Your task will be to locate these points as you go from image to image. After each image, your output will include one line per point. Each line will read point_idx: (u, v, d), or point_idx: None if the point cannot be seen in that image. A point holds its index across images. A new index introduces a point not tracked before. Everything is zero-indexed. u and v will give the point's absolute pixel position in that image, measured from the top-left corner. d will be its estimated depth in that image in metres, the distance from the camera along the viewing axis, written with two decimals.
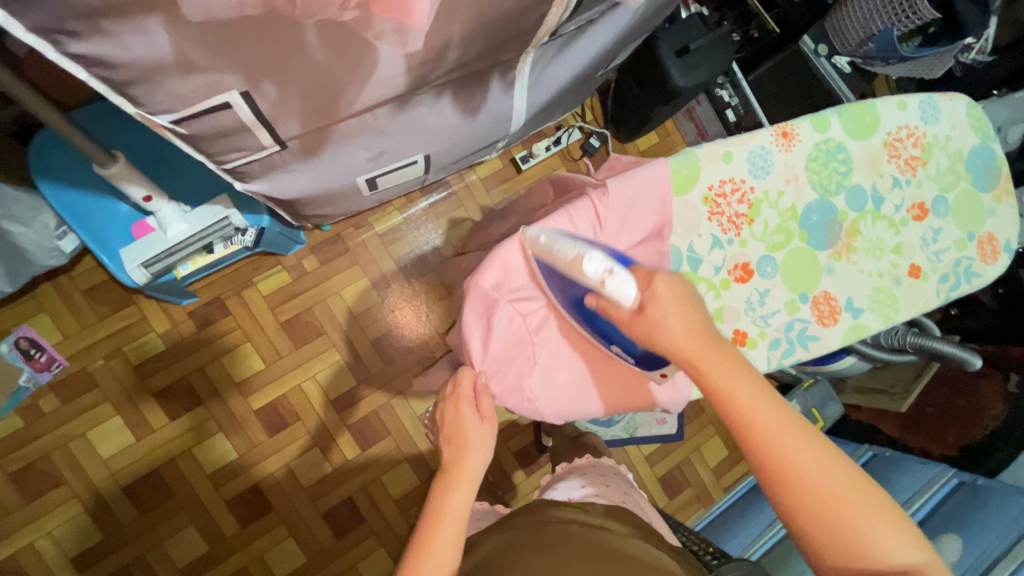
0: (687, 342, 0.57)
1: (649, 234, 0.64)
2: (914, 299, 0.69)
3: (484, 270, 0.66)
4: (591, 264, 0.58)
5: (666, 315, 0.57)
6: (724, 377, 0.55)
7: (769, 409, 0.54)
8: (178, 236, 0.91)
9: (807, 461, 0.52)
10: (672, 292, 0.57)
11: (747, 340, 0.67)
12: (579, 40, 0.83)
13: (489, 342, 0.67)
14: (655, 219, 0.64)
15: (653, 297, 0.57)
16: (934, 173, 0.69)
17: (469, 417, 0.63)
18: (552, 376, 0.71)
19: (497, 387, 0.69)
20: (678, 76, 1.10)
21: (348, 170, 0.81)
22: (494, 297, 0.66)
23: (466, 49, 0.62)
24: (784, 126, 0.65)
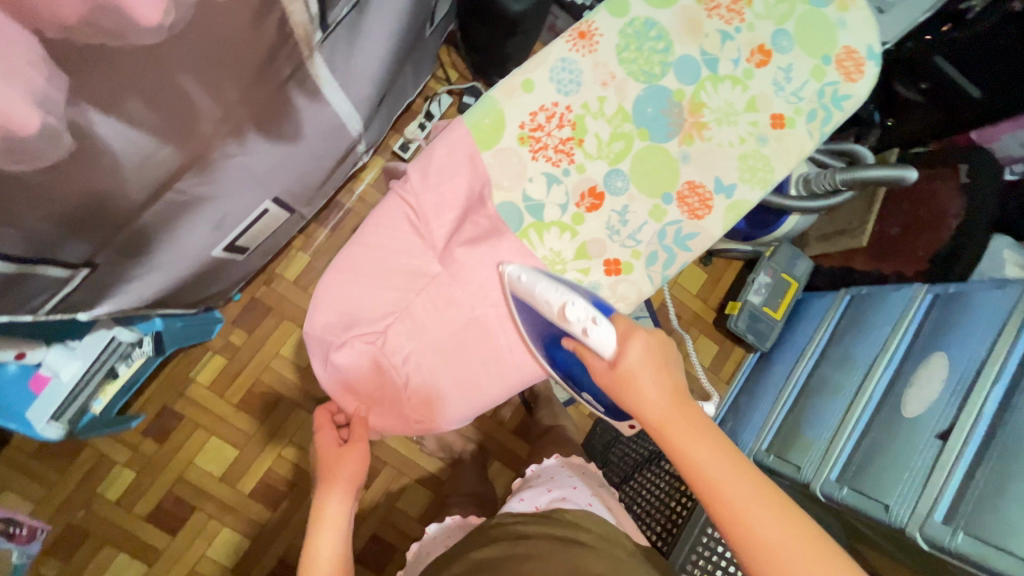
0: (657, 398, 0.49)
1: (469, 204, 0.61)
2: (787, 152, 0.63)
3: (318, 310, 0.60)
4: (572, 311, 0.56)
5: (639, 373, 0.50)
6: (685, 439, 0.48)
7: (736, 480, 0.46)
8: (74, 376, 0.87)
9: (757, 518, 0.45)
10: (648, 354, 0.51)
11: (620, 267, 0.63)
12: (368, 15, 0.74)
13: (350, 376, 0.61)
14: (470, 185, 0.61)
15: (633, 352, 0.51)
16: (763, 10, 0.63)
17: (331, 439, 0.60)
18: (434, 388, 0.61)
19: (380, 418, 0.63)
20: (510, 2, 0.99)
21: (194, 250, 0.76)
22: (331, 338, 0.60)
23: (216, 88, 0.55)
24: (580, 26, 0.61)
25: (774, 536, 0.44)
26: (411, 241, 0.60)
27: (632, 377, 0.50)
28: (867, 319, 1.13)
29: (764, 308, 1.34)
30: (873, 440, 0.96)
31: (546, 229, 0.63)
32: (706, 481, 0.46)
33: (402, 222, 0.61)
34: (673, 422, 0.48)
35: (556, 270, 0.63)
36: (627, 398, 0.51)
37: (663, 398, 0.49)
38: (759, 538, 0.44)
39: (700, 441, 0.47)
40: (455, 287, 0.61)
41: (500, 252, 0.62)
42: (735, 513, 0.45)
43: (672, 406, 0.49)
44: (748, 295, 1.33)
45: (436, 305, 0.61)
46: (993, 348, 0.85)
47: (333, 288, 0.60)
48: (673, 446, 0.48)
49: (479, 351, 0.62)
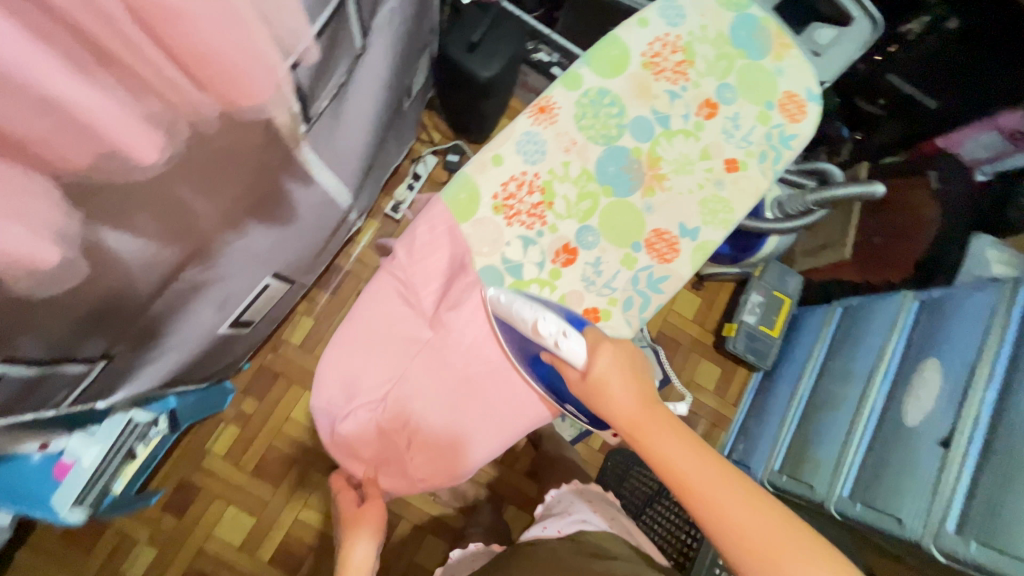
0: (624, 399, 0.54)
1: (452, 271, 0.63)
2: (743, 192, 0.66)
3: (318, 385, 0.61)
4: (544, 326, 0.57)
5: (609, 379, 0.55)
6: (652, 436, 0.51)
7: (699, 465, 0.49)
8: (95, 460, 0.89)
9: (724, 500, 0.47)
10: (616, 360, 0.56)
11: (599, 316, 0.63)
12: (348, 102, 0.82)
13: (358, 447, 0.61)
14: (452, 253, 0.62)
15: (601, 361, 0.56)
16: (705, 67, 0.67)
17: (350, 503, 0.62)
18: (435, 452, 0.62)
19: (389, 482, 0.63)
20: (480, 71, 1.08)
21: (201, 329, 0.81)
22: (334, 411, 0.61)
23: (209, 190, 0.61)
24: (538, 102, 0.63)
25: (735, 510, 0.46)
26: (401, 311, 0.62)
27: (601, 382, 0.55)
28: (860, 331, 1.15)
29: (761, 328, 1.36)
30: (880, 453, 0.96)
31: (527, 287, 0.63)
32: (675, 472, 0.49)
33: (392, 293, 0.62)
34: (642, 421, 0.52)
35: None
36: (598, 401, 0.55)
37: (631, 398, 0.54)
38: (732, 521, 0.46)
39: (668, 435, 0.51)
40: (445, 351, 0.62)
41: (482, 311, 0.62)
42: (704, 497, 0.48)
43: (639, 405, 0.53)
44: (743, 316, 1.35)
45: (431, 369, 0.62)
46: (982, 351, 0.86)
47: (331, 363, 0.61)
48: (644, 443, 0.52)
49: (476, 410, 0.63)
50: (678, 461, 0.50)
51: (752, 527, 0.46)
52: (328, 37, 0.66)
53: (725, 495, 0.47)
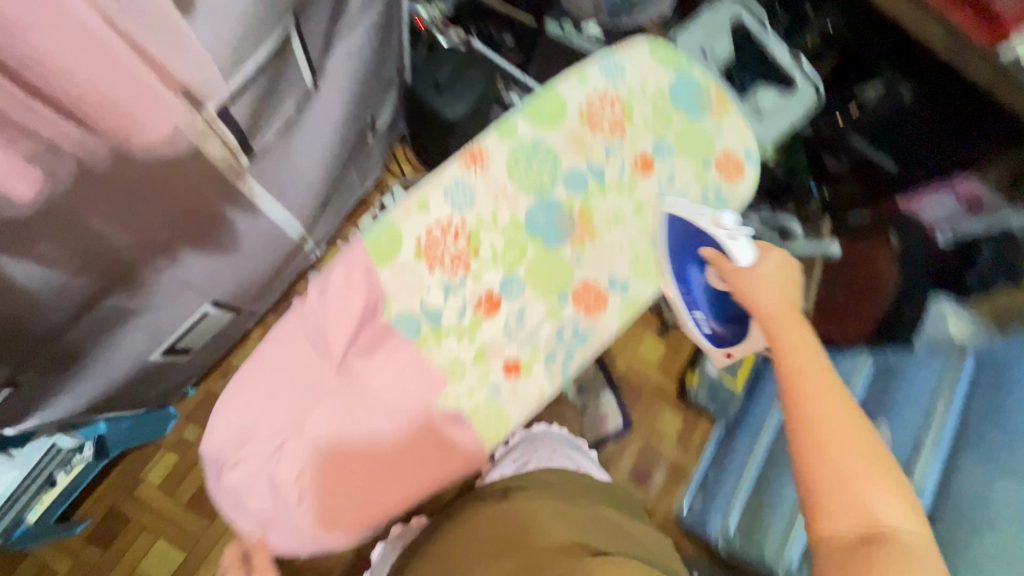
0: (772, 299, 0.56)
1: (362, 317, 0.62)
2: (675, 249, 0.66)
3: (209, 431, 0.59)
4: (727, 220, 0.62)
5: (762, 282, 0.57)
6: (790, 332, 0.54)
7: (820, 369, 0.51)
8: (9, 486, 0.83)
9: (821, 403, 0.49)
10: (783, 266, 0.57)
11: (520, 368, 0.63)
12: (299, 137, 0.82)
13: (244, 501, 0.59)
14: (365, 300, 0.61)
15: (765, 265, 0.58)
16: (643, 124, 0.67)
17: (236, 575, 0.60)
18: (323, 508, 0.60)
19: (276, 539, 0.60)
20: (446, 110, 1.11)
21: (127, 355, 0.79)
22: (223, 459, 0.59)
23: (127, 219, 0.60)
24: (470, 149, 0.63)
25: (829, 417, 0.48)
26: (305, 356, 0.61)
27: (754, 278, 0.57)
28: None
29: (723, 379, 1.35)
30: None
31: (444, 336, 0.63)
32: (794, 363, 0.52)
33: (297, 338, 0.61)
34: (785, 319, 0.55)
35: (456, 375, 0.63)
36: (745, 291, 0.58)
37: (780, 302, 0.56)
38: (822, 419, 0.48)
39: (803, 337, 0.53)
40: (354, 401, 0.61)
41: (393, 361, 0.62)
42: (808, 393, 0.50)
43: (788, 309, 0.55)
44: (704, 365, 1.36)
45: (328, 420, 0.60)
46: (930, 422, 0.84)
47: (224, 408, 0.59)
48: (778, 334, 0.54)
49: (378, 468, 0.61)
50: (814, 368, 0.51)
51: (839, 429, 0.48)
52: (270, 76, 0.66)
53: (843, 420, 0.48)
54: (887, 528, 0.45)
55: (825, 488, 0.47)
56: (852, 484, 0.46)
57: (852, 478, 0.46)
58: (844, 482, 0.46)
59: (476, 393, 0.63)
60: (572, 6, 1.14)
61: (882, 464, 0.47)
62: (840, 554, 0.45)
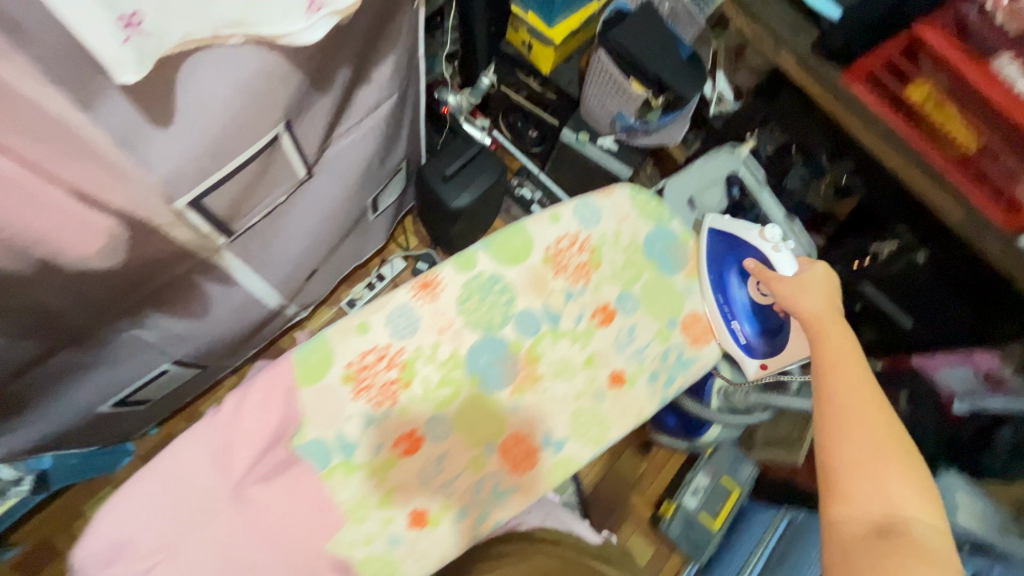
0: (815, 304, 0.62)
1: (275, 436, 0.56)
2: (624, 410, 0.63)
3: (83, 539, 0.52)
4: (771, 232, 0.69)
5: (808, 290, 0.63)
6: (829, 335, 0.60)
7: (852, 370, 0.57)
8: None
9: (855, 400, 0.55)
10: (825, 282, 0.64)
11: (426, 521, 0.57)
12: (287, 219, 0.83)
13: None
14: (283, 418, 0.57)
15: (812, 275, 0.65)
16: (610, 273, 0.66)
17: None
18: None
19: None
20: (451, 199, 1.11)
21: (76, 405, 0.80)
22: (87, 574, 0.52)
23: (82, 293, 0.61)
24: (423, 277, 0.62)
25: (860, 413, 0.54)
26: (204, 472, 0.55)
27: (806, 284, 0.64)
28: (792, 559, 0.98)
29: (701, 515, 1.25)
30: None
31: (354, 471, 0.57)
32: (829, 362, 0.58)
33: (203, 449, 0.55)
34: (826, 323, 0.61)
35: (354, 519, 0.56)
36: (786, 294, 0.65)
37: (821, 306, 0.62)
38: (852, 413, 0.55)
39: (845, 341, 0.59)
40: (245, 530, 0.54)
41: (297, 491, 0.56)
42: (841, 389, 0.56)
43: (829, 313, 0.62)
44: (682, 496, 1.26)
45: (211, 550, 0.53)
46: None
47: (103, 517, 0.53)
48: (818, 333, 0.61)
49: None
50: (844, 365, 0.58)
51: (868, 424, 0.54)
52: (255, 170, 0.67)
53: (866, 413, 0.54)
54: (905, 516, 0.49)
55: (845, 472, 0.52)
56: (868, 471, 0.52)
57: (866, 465, 0.52)
58: (857, 466, 0.52)
59: (372, 544, 0.56)
60: (591, 118, 1.16)
61: (904, 459, 0.52)
62: (853, 544, 0.49)
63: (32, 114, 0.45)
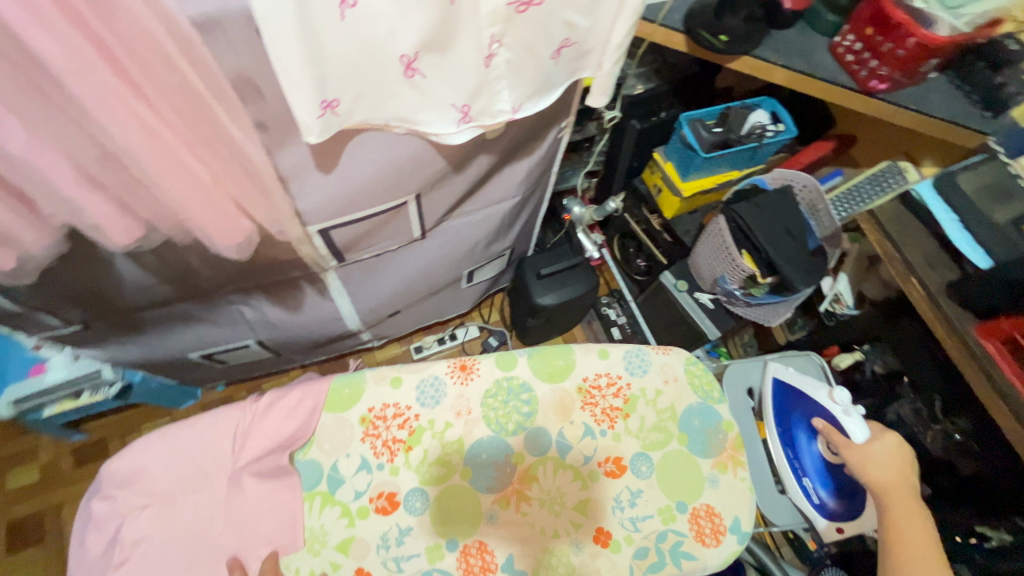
0: (884, 473, 0.68)
1: (287, 442, 0.63)
2: (596, 572, 0.60)
3: (120, 455, 0.62)
4: (838, 395, 0.75)
5: (877, 458, 0.69)
6: (900, 509, 0.65)
7: (921, 549, 0.62)
8: (52, 382, 0.98)
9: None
10: (897, 451, 0.69)
11: None
12: (391, 263, 0.96)
13: (89, 535, 0.60)
14: (299, 430, 0.64)
15: (884, 443, 0.70)
16: (636, 427, 0.65)
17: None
18: None
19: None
20: (539, 295, 1.17)
21: (174, 344, 0.96)
22: (106, 485, 0.61)
23: (217, 266, 0.77)
24: (464, 360, 0.67)
25: None
26: (226, 445, 0.63)
27: (875, 452, 0.69)
28: None
29: None
30: None
31: (330, 504, 0.61)
32: (897, 537, 0.63)
33: (234, 426, 0.64)
34: (897, 493, 0.66)
35: (310, 549, 0.60)
36: (857, 463, 0.70)
37: (891, 475, 0.67)
38: None
39: (916, 521, 0.64)
40: (226, 509, 0.61)
41: (277, 498, 0.61)
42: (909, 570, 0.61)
43: (901, 485, 0.67)
44: None
45: (201, 511, 0.60)
46: None
47: (141, 445, 0.62)
48: (888, 505, 0.66)
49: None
50: (915, 545, 0.62)
51: None
52: (376, 219, 0.80)
53: None
54: None
55: None
56: None
57: None
58: None
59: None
60: (696, 272, 1.16)
61: None
62: None
63: (240, 156, 0.59)
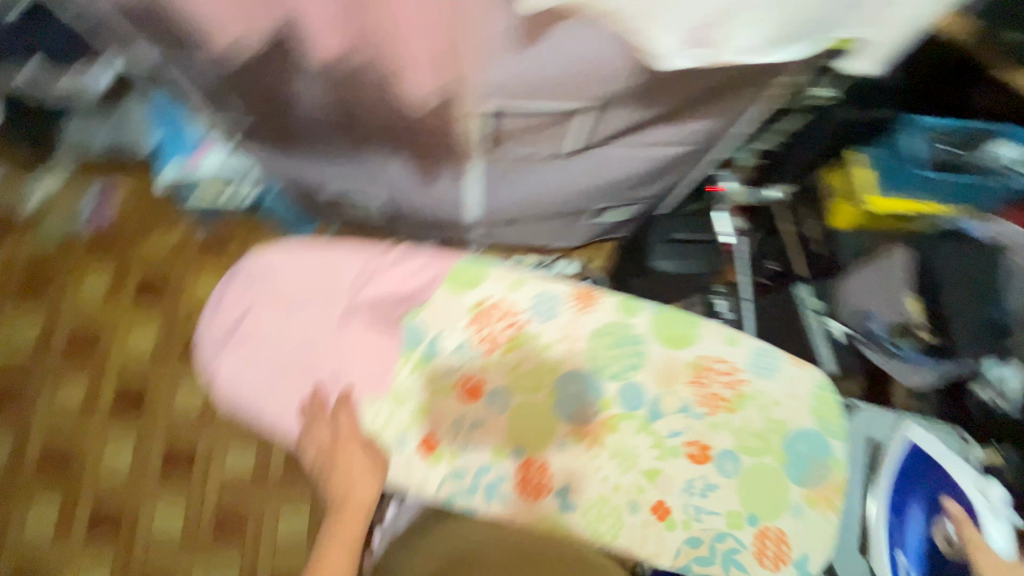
0: None
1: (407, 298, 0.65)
2: (640, 536, 0.67)
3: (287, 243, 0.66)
4: (992, 491, 0.72)
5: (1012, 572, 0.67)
6: None
7: None
8: (208, 167, 1.07)
9: None
10: None
11: (433, 454, 0.67)
12: (534, 171, 0.92)
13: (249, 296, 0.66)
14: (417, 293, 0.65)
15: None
16: (736, 426, 0.62)
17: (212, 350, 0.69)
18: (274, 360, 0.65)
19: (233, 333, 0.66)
20: (656, 258, 1.08)
21: (317, 172, 1.00)
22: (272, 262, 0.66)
23: (387, 111, 0.77)
24: (589, 289, 0.62)
25: None
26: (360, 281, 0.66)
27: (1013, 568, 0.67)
28: None
29: None
30: None
31: (420, 369, 0.65)
32: None
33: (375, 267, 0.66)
34: None
35: (394, 400, 0.66)
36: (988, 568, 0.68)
37: None
38: None
39: None
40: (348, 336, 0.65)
41: (381, 343, 0.65)
42: None
43: None
44: None
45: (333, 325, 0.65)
46: None
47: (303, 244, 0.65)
48: None
49: (292, 392, 0.66)
50: None
51: None
52: (550, 118, 0.77)
53: None
54: None
55: None
56: None
57: None
58: None
59: (392, 427, 0.66)
60: (840, 296, 1.03)
61: None
62: None
63: None
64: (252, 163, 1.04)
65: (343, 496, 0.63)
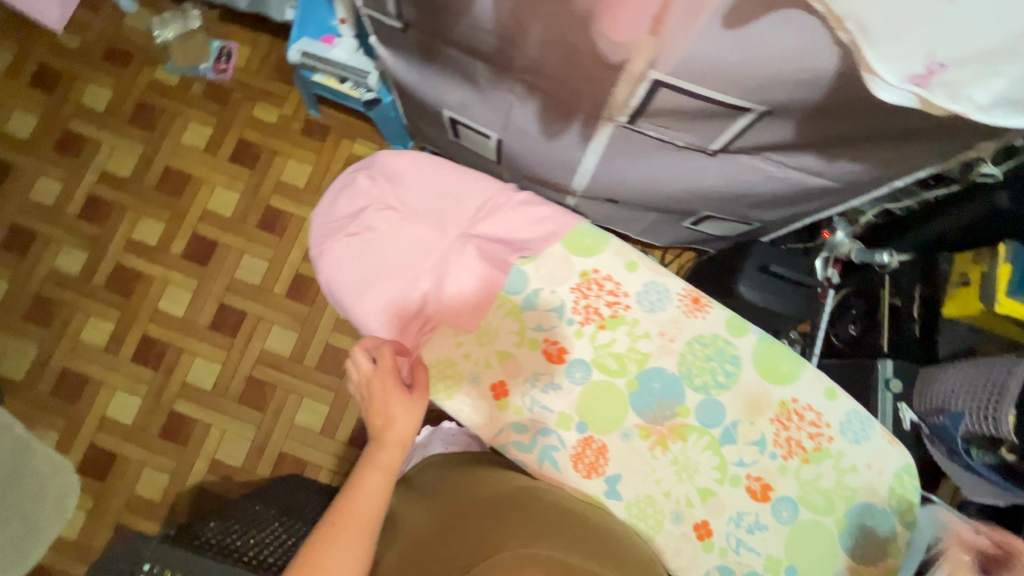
0: None
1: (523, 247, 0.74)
2: (677, 545, 0.67)
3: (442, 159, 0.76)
4: None
5: None
6: None
7: None
8: (335, 57, 1.10)
9: None
10: None
11: (501, 397, 0.70)
12: (663, 155, 0.88)
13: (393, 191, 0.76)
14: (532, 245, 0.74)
15: None
16: (805, 476, 0.67)
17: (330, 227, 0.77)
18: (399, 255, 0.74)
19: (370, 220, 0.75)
20: (744, 284, 0.99)
21: (441, 92, 0.98)
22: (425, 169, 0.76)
23: (543, 51, 0.73)
24: (701, 297, 0.71)
25: None
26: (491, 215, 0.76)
27: None
28: None
29: None
30: None
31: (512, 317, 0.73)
32: None
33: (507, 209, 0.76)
34: None
35: (479, 337, 0.72)
36: None
37: None
38: None
39: None
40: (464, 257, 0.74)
41: (487, 276, 0.73)
42: None
43: None
44: None
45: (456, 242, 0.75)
46: None
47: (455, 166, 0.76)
48: None
49: (399, 286, 0.73)
50: None
51: None
52: (711, 108, 0.72)
53: None
54: None
55: None
56: None
57: None
58: None
59: (469, 359, 0.72)
60: (922, 385, 0.94)
61: None
62: None
63: None
64: (377, 64, 1.05)
65: (382, 429, 0.61)
